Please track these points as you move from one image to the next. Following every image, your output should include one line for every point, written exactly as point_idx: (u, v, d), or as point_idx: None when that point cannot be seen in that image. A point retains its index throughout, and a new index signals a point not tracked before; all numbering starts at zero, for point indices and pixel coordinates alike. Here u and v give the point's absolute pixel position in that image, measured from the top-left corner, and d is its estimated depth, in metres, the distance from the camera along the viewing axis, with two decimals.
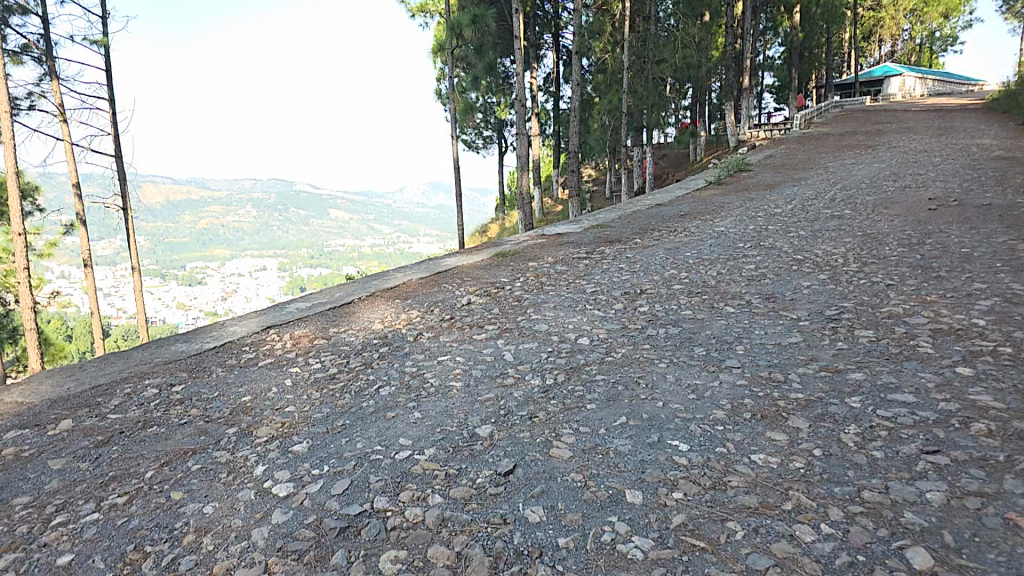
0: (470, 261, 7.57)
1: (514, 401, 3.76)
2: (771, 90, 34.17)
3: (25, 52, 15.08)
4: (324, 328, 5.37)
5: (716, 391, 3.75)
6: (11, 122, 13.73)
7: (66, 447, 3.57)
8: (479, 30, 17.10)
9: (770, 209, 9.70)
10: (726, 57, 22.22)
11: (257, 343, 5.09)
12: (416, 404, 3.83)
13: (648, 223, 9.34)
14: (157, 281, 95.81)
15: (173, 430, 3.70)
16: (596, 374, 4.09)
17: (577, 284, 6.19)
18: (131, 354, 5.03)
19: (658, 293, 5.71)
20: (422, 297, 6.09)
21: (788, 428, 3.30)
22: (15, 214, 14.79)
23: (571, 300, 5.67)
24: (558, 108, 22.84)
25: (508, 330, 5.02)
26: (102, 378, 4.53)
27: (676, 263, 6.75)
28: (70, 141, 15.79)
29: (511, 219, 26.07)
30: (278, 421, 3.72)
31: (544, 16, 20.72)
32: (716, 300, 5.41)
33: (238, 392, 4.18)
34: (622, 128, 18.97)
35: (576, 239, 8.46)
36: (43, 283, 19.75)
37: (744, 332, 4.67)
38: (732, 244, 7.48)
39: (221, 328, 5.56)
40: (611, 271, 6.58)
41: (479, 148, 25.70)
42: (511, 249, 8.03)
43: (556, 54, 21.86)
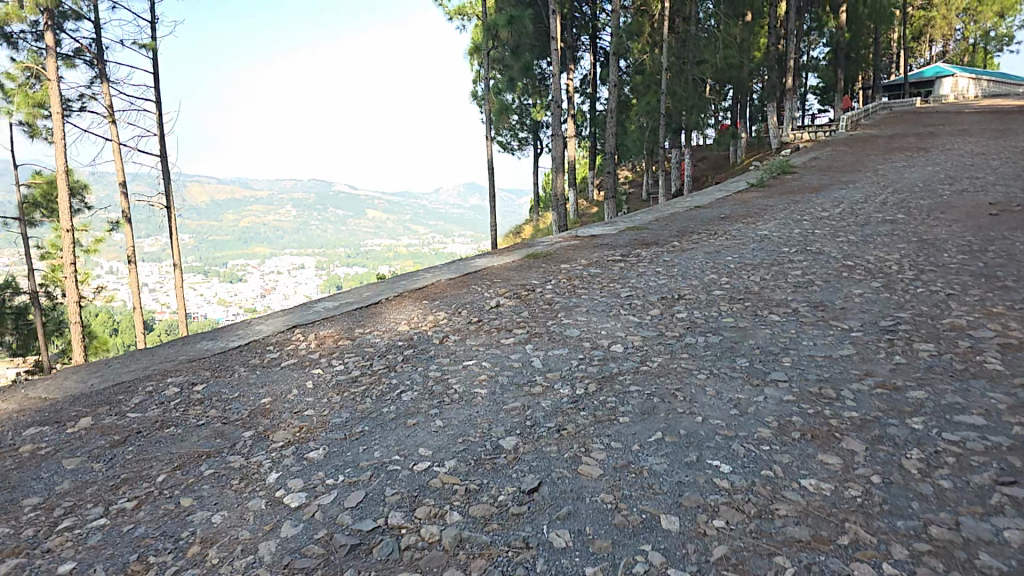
0: (501, 262, 7.37)
1: (541, 412, 3.53)
2: (815, 92, 33.23)
3: (77, 55, 15.41)
4: (350, 328, 5.21)
5: (761, 407, 3.46)
6: (63, 123, 14.03)
7: (82, 446, 3.44)
8: (516, 30, 16.91)
9: (816, 212, 9.27)
10: (769, 58, 21.63)
11: (282, 343, 4.93)
12: (439, 411, 3.63)
13: (687, 225, 9.01)
14: (199, 277, 98.07)
15: (190, 431, 3.53)
16: (631, 385, 3.84)
17: (612, 288, 5.93)
18: (157, 350, 4.90)
19: (697, 299, 5.43)
20: (450, 299, 5.89)
21: (843, 452, 3.00)
22: (63, 211, 15.13)
23: (605, 305, 5.42)
24: (595, 109, 22.50)
25: (538, 335, 4.79)
26: (125, 375, 4.39)
27: (717, 267, 6.43)
28: (119, 141, 16.12)
29: (546, 220, 25.83)
30: (296, 425, 3.54)
31: (582, 19, 20.46)
32: (760, 308, 5.09)
33: (258, 393, 4.03)
34: (660, 130, 18.56)
35: (611, 241, 8.18)
36: (88, 278, 20.18)
37: (791, 343, 4.35)
38: (776, 249, 7.12)
39: (246, 325, 5.42)
40: (648, 275, 6.30)
41: (514, 149, 25.50)
42: (544, 250, 7.80)
43: (594, 56, 21.66)
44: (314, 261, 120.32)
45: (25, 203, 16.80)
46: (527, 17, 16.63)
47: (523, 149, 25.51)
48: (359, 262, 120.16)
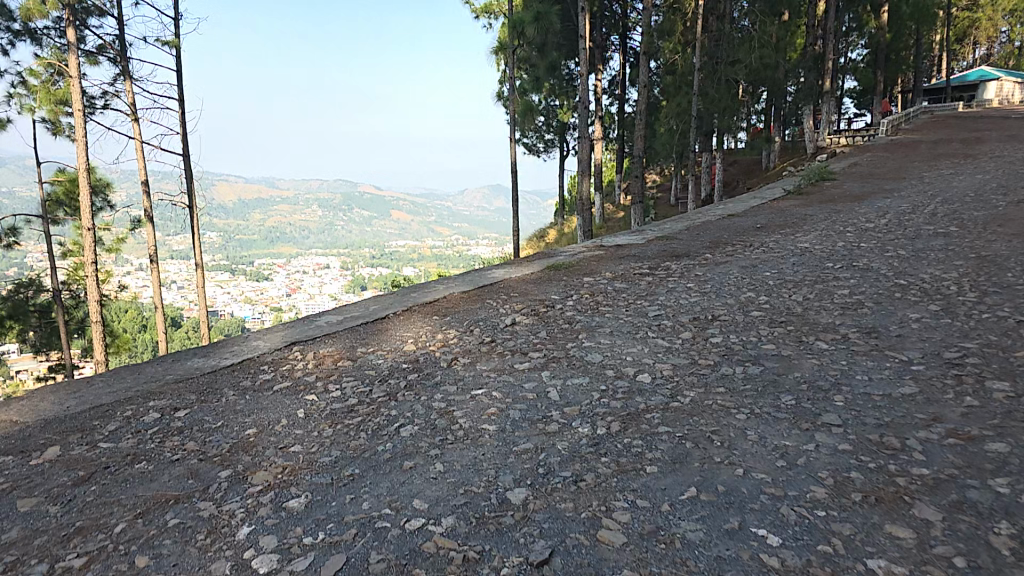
0: (519, 273, 6.94)
1: (556, 456, 3.09)
2: (851, 95, 32.24)
3: (101, 53, 15.36)
4: (352, 347, 4.81)
5: (813, 459, 2.98)
6: (85, 121, 13.91)
7: (43, 483, 3.08)
8: (542, 28, 16.52)
9: (861, 223, 8.69)
10: (806, 58, 20.91)
11: (277, 362, 4.55)
12: (439, 452, 3.19)
13: (721, 235, 8.51)
14: (226, 275, 99.11)
15: (161, 470, 3.15)
16: (658, 424, 3.38)
17: (638, 305, 5.47)
18: (146, 368, 4.56)
19: (733, 320, 4.96)
20: (461, 314, 5.49)
21: (914, 522, 2.50)
22: (85, 209, 14.98)
23: (631, 326, 4.96)
24: (623, 111, 21.96)
25: (556, 359, 4.37)
26: (105, 397, 4.05)
27: (754, 284, 5.94)
28: (140, 139, 16.03)
29: (571, 224, 25.31)
30: (279, 464, 3.15)
31: (612, 17, 20.01)
32: (805, 333, 4.61)
33: (242, 423, 3.64)
34: (690, 133, 17.99)
35: (639, 252, 7.69)
36: (111, 276, 20.13)
37: (844, 377, 3.85)
38: (819, 263, 6.58)
39: (242, 341, 5.06)
40: (677, 292, 5.83)
41: (540, 151, 25.07)
42: (565, 261, 7.37)
43: (623, 56, 21.19)
44: (339, 262, 121.09)
45: (48, 201, 16.71)
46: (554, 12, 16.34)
47: (548, 151, 25.06)
48: (384, 262, 120.53)
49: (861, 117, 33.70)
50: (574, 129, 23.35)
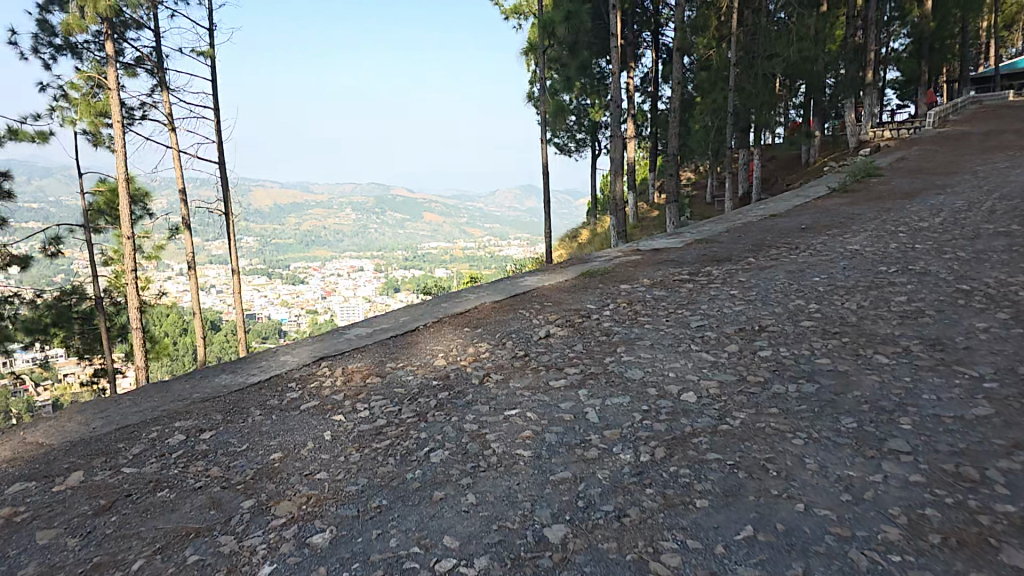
0: (552, 281, 6.72)
1: (597, 488, 2.86)
2: (894, 86, 31.14)
3: (138, 64, 15.61)
4: (382, 362, 4.66)
5: (882, 494, 2.70)
6: (124, 133, 14.13)
7: (63, 512, 2.95)
8: (572, 27, 16.27)
9: (914, 222, 8.26)
10: (847, 49, 20.22)
11: (305, 379, 4.42)
12: (472, 481, 2.98)
13: (764, 237, 8.17)
14: (264, 278, 101.03)
15: (183, 499, 2.99)
16: (706, 450, 3.14)
17: (679, 315, 5.22)
18: (174, 385, 4.46)
19: (783, 332, 4.70)
20: (494, 326, 5.30)
21: (1005, 570, 2.20)
22: (124, 219, 15.21)
23: (673, 338, 4.71)
24: (656, 108, 21.56)
25: (595, 375, 4.15)
26: (132, 417, 3.94)
27: (803, 291, 5.62)
28: (178, 148, 16.25)
29: (604, 224, 24.97)
30: (304, 493, 2.97)
31: (643, 14, 19.61)
32: (862, 347, 4.31)
33: (268, 446, 3.48)
34: (727, 130, 17.51)
35: (678, 257, 7.40)
36: (150, 283, 20.46)
37: (909, 397, 3.56)
38: (871, 267, 6.23)
39: (270, 356, 4.95)
40: (720, 300, 5.54)
41: (571, 151, 24.80)
42: (600, 268, 7.12)
43: (655, 53, 20.80)
44: (373, 264, 122.31)
45: (90, 210, 17.04)
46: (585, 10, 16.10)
47: (580, 151, 24.77)
48: (417, 263, 121.34)
49: (905, 108, 32.54)
50: (606, 128, 23.01)
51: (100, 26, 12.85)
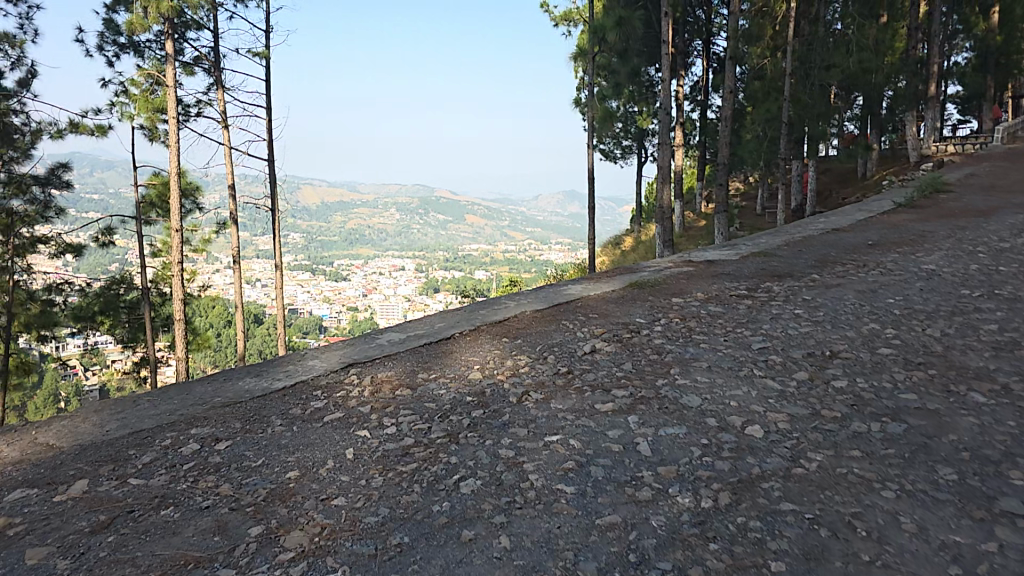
0: (598, 290, 6.31)
1: (651, 539, 2.45)
2: (955, 100, 29.56)
3: (197, 64, 15.75)
4: (412, 372, 4.33)
5: (1001, 568, 2.24)
6: (179, 129, 14.22)
7: (59, 528, 2.67)
8: (624, 33, 15.79)
9: (993, 242, 7.58)
10: (911, 60, 19.29)
11: (331, 387, 4.12)
12: (505, 521, 2.61)
13: (827, 253, 7.59)
14: (307, 274, 102.68)
15: (187, 521, 2.68)
16: (779, 499, 2.70)
17: (739, 335, 4.76)
18: (194, 387, 4.21)
19: (858, 360, 4.21)
20: (535, 337, 4.93)
21: None
22: (173, 212, 15.29)
23: (734, 361, 4.25)
24: (706, 117, 20.89)
25: (646, 398, 3.74)
26: (147, 421, 3.67)
27: (877, 313, 5.10)
28: (229, 145, 16.35)
29: (648, 231, 24.36)
30: (318, 523, 2.64)
31: (695, 23, 19.03)
32: (953, 383, 3.79)
33: (284, 462, 3.16)
34: (781, 140, 16.79)
35: (734, 270, 6.89)
36: (195, 275, 20.68)
37: (1017, 447, 3.05)
38: (952, 290, 5.65)
39: (297, 361, 4.68)
40: (784, 320, 5.06)
41: (617, 157, 24.29)
42: (650, 278, 6.68)
43: (706, 62, 20.18)
44: (414, 264, 123.31)
45: (142, 203, 17.30)
46: (638, 17, 15.74)
47: (626, 158, 24.23)
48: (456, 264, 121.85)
49: (966, 123, 30.95)
50: (653, 135, 22.45)
51: (162, 27, 12.88)
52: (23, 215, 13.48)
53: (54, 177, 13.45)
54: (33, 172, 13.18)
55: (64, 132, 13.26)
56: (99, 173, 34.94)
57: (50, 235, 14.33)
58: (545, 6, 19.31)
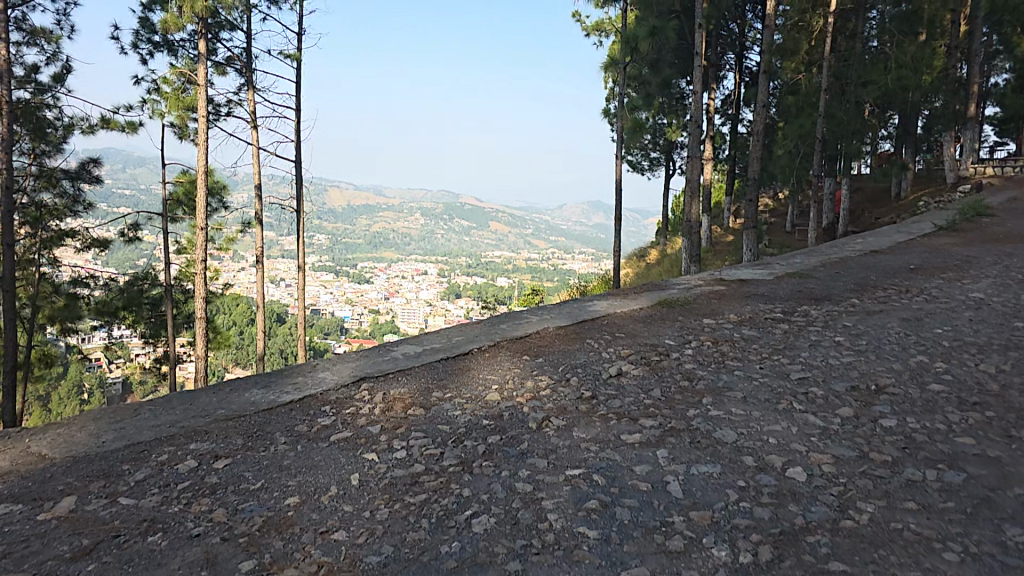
0: (624, 308, 6.04)
1: None
2: (993, 122, 28.72)
3: (229, 64, 15.82)
4: (427, 390, 4.10)
5: None
6: (209, 128, 14.20)
7: (37, 551, 2.45)
8: (657, 43, 15.51)
9: None
10: (950, 79, 18.73)
11: (340, 403, 3.92)
12: (521, 568, 2.35)
13: (865, 277, 7.24)
14: (330, 275, 103.41)
15: (175, 552, 2.45)
16: (828, 557, 2.41)
17: (776, 363, 4.46)
18: (198, 397, 4.05)
19: (906, 397, 3.87)
20: (558, 357, 4.67)
21: None
22: (199, 210, 15.25)
23: (771, 392, 3.95)
24: (737, 131, 20.51)
25: (676, 430, 3.47)
26: (145, 434, 3.52)
27: (923, 345, 4.76)
28: (257, 146, 16.34)
29: (674, 245, 23.98)
30: (315, 560, 2.40)
31: (729, 36, 18.71)
32: (1015, 426, 3.45)
33: (285, 486, 2.95)
34: (815, 157, 16.37)
35: (768, 291, 6.58)
36: (218, 273, 20.75)
37: None
38: (1005, 321, 5.28)
39: (307, 372, 4.50)
40: (824, 349, 4.74)
41: (645, 169, 24.00)
42: (678, 296, 6.39)
43: (739, 76, 19.83)
44: (436, 269, 123.77)
45: (169, 200, 17.38)
46: (671, 27, 15.47)
47: (654, 170, 23.91)
48: (478, 271, 121.93)
49: (1004, 146, 30.11)
50: (683, 148, 22.12)
51: (196, 27, 12.88)
52: (52, 207, 13.92)
53: (84, 171, 13.55)
54: (64, 167, 13.35)
55: (96, 127, 13.35)
56: (132, 168, 35.44)
57: (78, 230, 14.63)
58: (577, 15, 19.12)
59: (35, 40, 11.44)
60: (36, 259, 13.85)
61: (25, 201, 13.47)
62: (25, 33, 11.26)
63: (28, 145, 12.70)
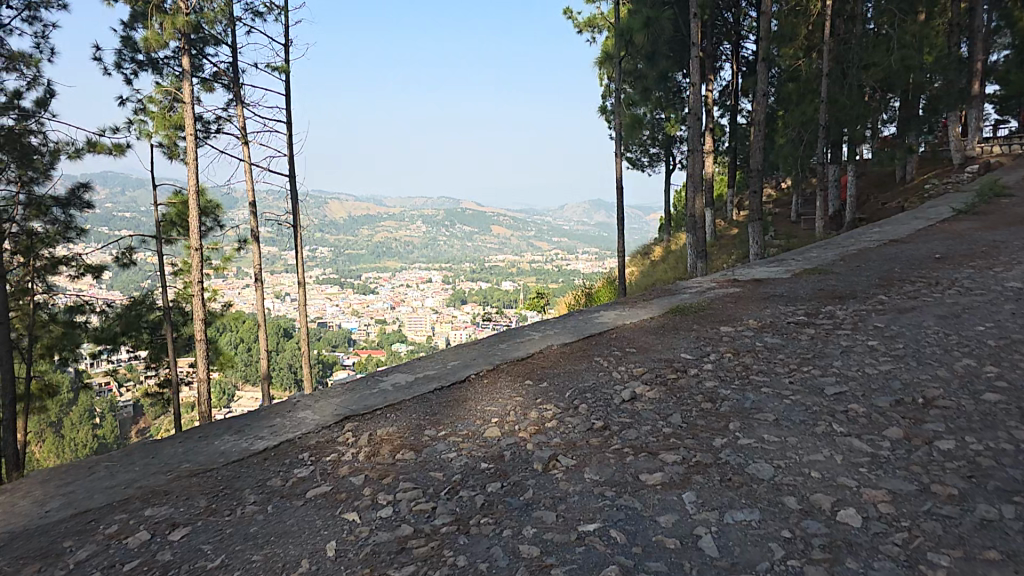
0: (632, 318, 5.59)
1: None
2: (996, 100, 28.13)
3: (216, 80, 15.42)
4: (419, 427, 3.69)
5: None
6: (197, 147, 13.66)
7: None
8: (653, 34, 15.01)
9: None
10: (954, 57, 18.19)
11: (321, 449, 3.51)
12: None
13: (892, 269, 6.75)
14: (335, 287, 103.45)
15: None
16: None
17: (804, 376, 4.02)
18: (162, 449, 3.69)
19: (960, 411, 3.39)
20: (564, 380, 4.23)
21: None
22: (194, 231, 14.71)
23: (806, 413, 3.49)
24: (737, 123, 20.03)
25: (703, 466, 3.02)
26: (96, 499, 3.12)
27: (966, 346, 4.27)
28: (248, 162, 15.85)
29: (678, 240, 23.52)
30: None
31: (724, 26, 18.26)
32: None
33: (247, 563, 2.49)
34: (819, 144, 15.87)
35: (788, 291, 6.12)
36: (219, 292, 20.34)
37: None
38: None
39: (286, 413, 4.09)
40: (858, 356, 4.28)
41: (644, 166, 23.60)
42: (690, 302, 5.93)
43: (736, 66, 19.37)
44: (440, 275, 123.70)
45: (162, 222, 16.54)
46: (666, 18, 15.14)
47: (653, 166, 23.49)
48: (483, 275, 121.71)
49: (1007, 123, 29.50)
50: (681, 142, 21.66)
51: (179, 43, 12.41)
52: (43, 236, 13.15)
53: (74, 197, 12.97)
54: (54, 193, 12.66)
55: (82, 150, 12.94)
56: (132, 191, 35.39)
57: (70, 256, 13.98)
58: (568, 12, 18.69)
59: (15, 66, 11.05)
60: (32, 289, 13.62)
61: (15, 229, 12.65)
62: (4, 58, 10.87)
63: (15, 174, 11.86)
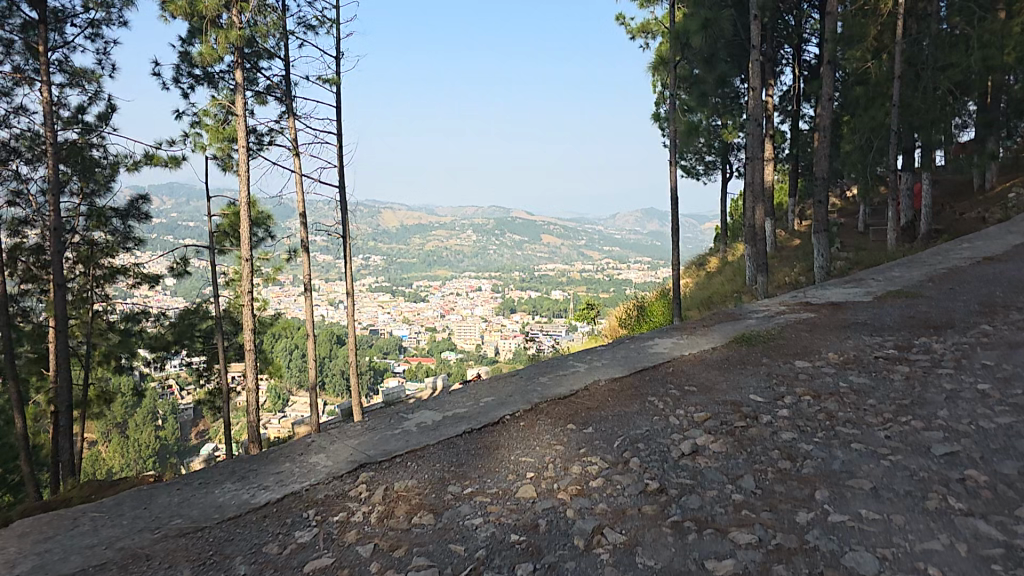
0: (692, 348, 4.97)
1: None
2: None
3: (269, 93, 15.48)
4: (442, 483, 3.18)
5: None
6: (248, 159, 13.62)
7: None
8: (710, 35, 14.17)
9: None
10: None
11: (328, 507, 3.04)
12: None
13: (992, 293, 5.92)
14: (388, 295, 105.03)
15: None
16: None
17: (905, 429, 3.34)
18: (157, 499, 3.29)
19: None
20: (612, 426, 3.67)
21: None
22: (246, 244, 14.70)
23: (913, 481, 2.84)
24: (798, 129, 19.00)
25: (785, 553, 2.40)
26: (70, 563, 2.66)
27: None
28: (298, 173, 15.78)
29: (735, 250, 22.54)
30: None
31: (786, 28, 17.19)
32: None
33: None
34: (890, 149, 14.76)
35: (872, 318, 5.39)
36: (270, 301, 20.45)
37: None
38: None
39: (298, 458, 3.66)
40: (968, 404, 3.56)
41: (700, 174, 22.73)
42: (757, 330, 5.26)
43: (797, 69, 18.34)
44: (490, 284, 124.13)
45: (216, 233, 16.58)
46: (726, 18, 14.23)
47: (709, 174, 22.60)
48: (532, 285, 121.53)
49: None
50: (740, 149, 20.69)
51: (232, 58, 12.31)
52: (103, 245, 13.30)
53: (134, 208, 13.29)
54: (113, 205, 12.98)
55: (140, 164, 13.11)
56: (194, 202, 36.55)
57: (131, 266, 14.13)
58: (620, 18, 18.08)
59: (78, 81, 11.18)
60: (92, 297, 13.60)
61: (76, 240, 12.89)
62: (67, 74, 11.03)
63: (76, 185, 12.30)
